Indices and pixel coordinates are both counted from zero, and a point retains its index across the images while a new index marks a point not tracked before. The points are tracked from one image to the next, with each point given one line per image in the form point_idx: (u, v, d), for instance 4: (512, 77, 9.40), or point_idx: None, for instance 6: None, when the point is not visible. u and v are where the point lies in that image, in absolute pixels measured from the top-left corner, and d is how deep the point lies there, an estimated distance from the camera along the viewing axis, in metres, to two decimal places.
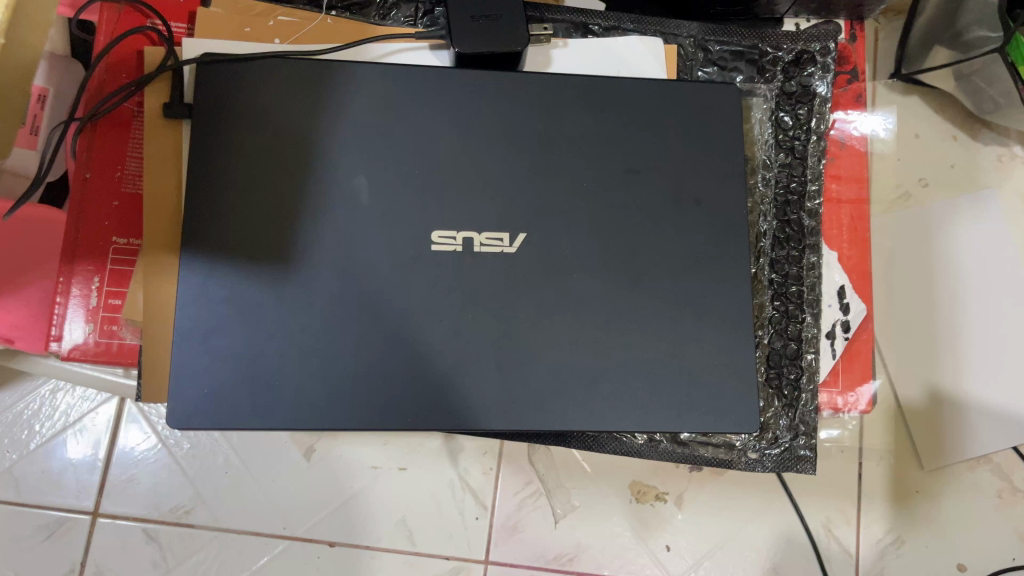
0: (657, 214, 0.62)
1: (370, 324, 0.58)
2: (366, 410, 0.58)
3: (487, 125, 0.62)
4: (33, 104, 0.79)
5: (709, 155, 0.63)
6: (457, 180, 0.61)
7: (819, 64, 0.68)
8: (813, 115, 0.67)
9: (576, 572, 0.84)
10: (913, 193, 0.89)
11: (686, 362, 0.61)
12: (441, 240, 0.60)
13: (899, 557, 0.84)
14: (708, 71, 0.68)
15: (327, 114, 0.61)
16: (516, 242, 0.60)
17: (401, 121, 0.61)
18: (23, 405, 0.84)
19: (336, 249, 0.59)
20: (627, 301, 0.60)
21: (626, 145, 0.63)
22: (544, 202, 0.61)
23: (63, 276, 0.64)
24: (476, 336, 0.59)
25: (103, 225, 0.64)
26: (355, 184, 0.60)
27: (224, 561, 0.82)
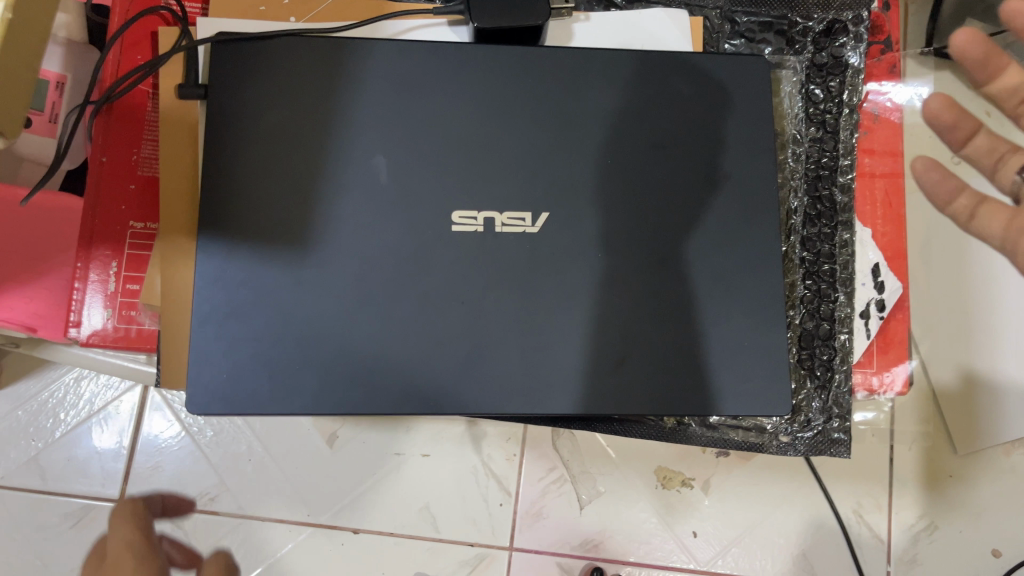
0: (685, 192, 0.60)
1: (391, 307, 0.57)
2: (387, 395, 0.57)
3: (509, 101, 0.60)
4: (51, 91, 0.78)
5: (737, 131, 0.61)
6: (478, 159, 0.59)
7: (852, 34, 0.65)
8: (845, 87, 0.65)
9: (602, 558, 0.83)
10: None
11: (715, 344, 0.59)
12: (462, 220, 0.58)
13: (931, 543, 0.82)
14: (735, 44, 0.66)
15: (344, 93, 0.59)
16: (538, 222, 0.58)
17: (419, 99, 0.60)
18: (48, 394, 0.84)
19: (356, 232, 0.58)
20: (654, 281, 0.59)
21: (652, 120, 0.61)
22: (567, 180, 0.59)
23: (81, 261, 0.63)
24: (500, 319, 0.58)
25: (119, 209, 0.64)
26: (374, 165, 0.58)
27: (249, 549, 0.81)
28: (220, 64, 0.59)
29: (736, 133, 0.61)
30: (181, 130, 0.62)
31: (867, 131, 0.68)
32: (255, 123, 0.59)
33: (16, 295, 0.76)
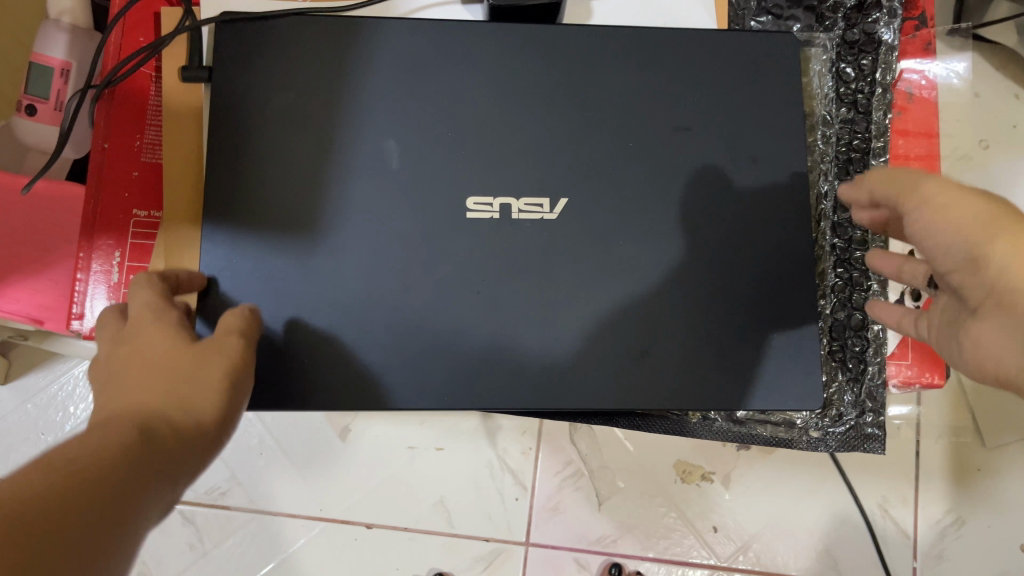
0: (711, 175, 0.57)
1: (403, 297, 0.55)
2: (399, 389, 0.55)
3: (525, 82, 0.58)
4: (56, 79, 0.76)
5: (766, 111, 0.59)
6: (494, 143, 0.57)
7: (886, 9, 0.62)
8: (878, 65, 0.62)
9: (620, 554, 0.80)
10: (973, 154, 0.76)
11: (742, 334, 0.56)
12: (477, 207, 0.56)
13: (959, 538, 0.80)
14: (762, 21, 0.63)
15: (354, 75, 0.57)
16: (557, 208, 0.56)
17: (432, 80, 0.57)
18: (57, 387, 0.82)
19: (366, 218, 0.55)
20: (678, 269, 0.56)
21: (676, 101, 0.58)
22: (586, 164, 0.57)
23: (84, 251, 0.61)
24: (517, 309, 0.55)
25: (123, 197, 0.62)
26: (385, 149, 0.56)
27: (260, 544, 0.79)
28: (226, 44, 0.57)
29: (764, 112, 0.58)
30: (185, 115, 0.60)
31: (902, 111, 0.64)
32: (260, 105, 0.56)
33: (22, 287, 0.74)
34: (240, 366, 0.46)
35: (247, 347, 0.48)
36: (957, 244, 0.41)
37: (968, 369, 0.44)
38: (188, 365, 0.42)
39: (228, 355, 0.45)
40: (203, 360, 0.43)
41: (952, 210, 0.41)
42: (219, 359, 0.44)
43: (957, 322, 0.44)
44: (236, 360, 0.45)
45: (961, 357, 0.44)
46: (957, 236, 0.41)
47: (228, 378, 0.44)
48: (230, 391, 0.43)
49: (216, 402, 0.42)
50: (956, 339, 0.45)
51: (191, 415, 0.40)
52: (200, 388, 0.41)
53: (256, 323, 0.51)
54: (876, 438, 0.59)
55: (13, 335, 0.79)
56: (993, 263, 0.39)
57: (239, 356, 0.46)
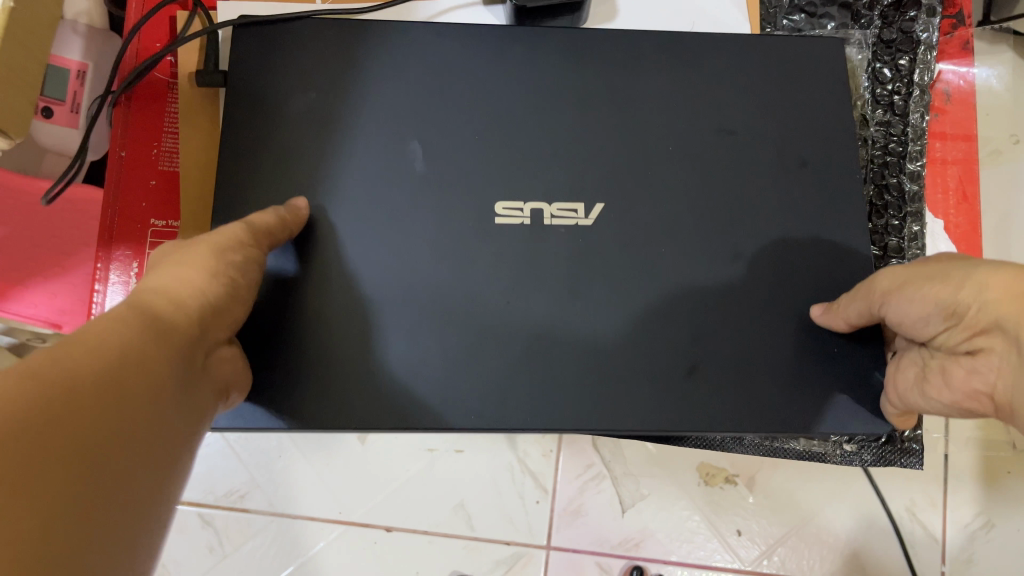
0: (741, 173, 0.55)
1: (431, 304, 0.52)
2: (422, 406, 0.51)
3: (547, 81, 0.57)
4: (73, 80, 0.75)
5: (800, 110, 0.57)
6: (521, 146, 0.55)
7: (924, 7, 0.60)
8: (916, 64, 0.60)
9: (643, 558, 0.78)
10: (1003, 150, 0.73)
11: (785, 353, 0.53)
12: (506, 212, 0.54)
13: (990, 542, 0.77)
14: (794, 19, 0.61)
15: (376, 81, 0.56)
16: (592, 213, 0.54)
17: (455, 86, 0.56)
18: None
19: (391, 223, 0.53)
20: (710, 272, 0.54)
21: (705, 99, 0.57)
22: (611, 165, 0.55)
23: (101, 261, 0.60)
24: (547, 318, 0.53)
25: (141, 207, 0.60)
26: (410, 152, 0.55)
27: (280, 547, 0.78)
28: (248, 52, 0.56)
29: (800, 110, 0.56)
30: (201, 122, 0.60)
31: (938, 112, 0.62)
32: (280, 109, 0.55)
33: (41, 290, 0.73)
34: (233, 246, 0.44)
35: (247, 222, 0.46)
36: (933, 308, 0.44)
37: (959, 401, 0.45)
38: (172, 257, 0.41)
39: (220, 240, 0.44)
40: (192, 249, 0.42)
41: (913, 284, 0.46)
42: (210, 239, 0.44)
43: (936, 365, 0.47)
44: (231, 243, 0.44)
45: (951, 391, 0.45)
46: (930, 300, 0.44)
47: (222, 253, 0.43)
48: (219, 268, 0.42)
49: (211, 277, 0.41)
50: (937, 377, 0.46)
51: (188, 296, 0.39)
52: (189, 268, 0.40)
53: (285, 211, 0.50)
54: (915, 451, 0.57)
55: (31, 336, 0.81)
56: (969, 299, 0.42)
57: (234, 236, 0.45)
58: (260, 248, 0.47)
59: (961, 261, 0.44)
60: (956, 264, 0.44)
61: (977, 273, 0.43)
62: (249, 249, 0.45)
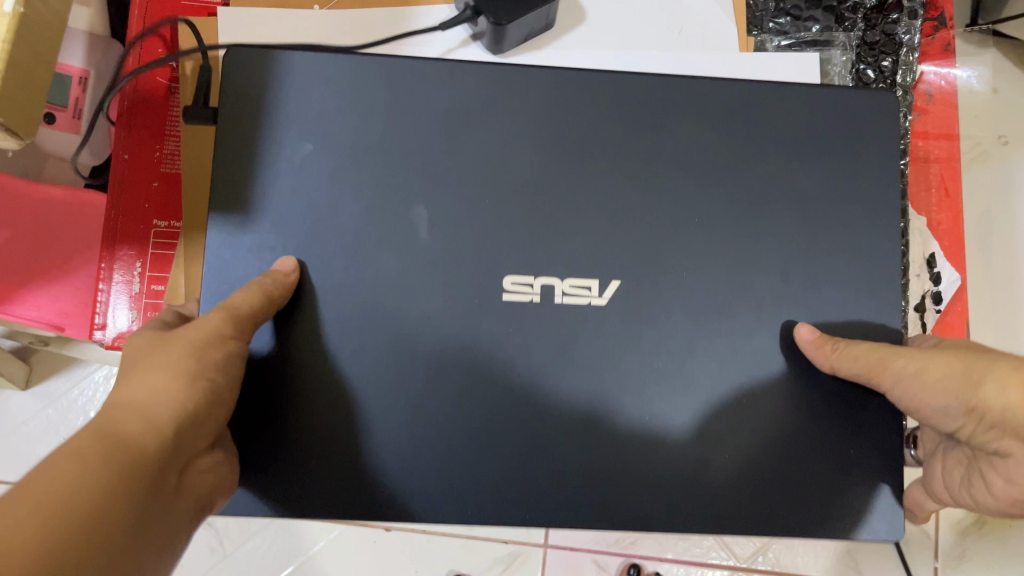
0: (768, 204, 0.47)
1: (429, 402, 0.45)
2: (410, 513, 0.44)
3: (569, 118, 0.47)
4: (74, 87, 0.76)
5: (842, 118, 0.48)
6: (530, 206, 0.46)
7: (906, 10, 0.62)
8: (900, 66, 0.61)
9: (638, 555, 0.80)
10: (992, 152, 0.75)
11: (821, 435, 0.46)
12: (514, 286, 0.45)
13: (984, 540, 0.78)
14: (780, 22, 0.63)
15: (361, 126, 0.46)
16: (608, 292, 0.45)
17: (458, 131, 0.46)
18: (77, 393, 0.87)
19: (381, 308, 0.45)
20: (738, 333, 0.46)
21: (733, 114, 0.48)
22: (625, 204, 0.46)
23: (105, 261, 0.61)
24: (561, 415, 0.45)
25: (144, 208, 0.62)
26: (407, 213, 0.45)
27: (280, 547, 0.80)
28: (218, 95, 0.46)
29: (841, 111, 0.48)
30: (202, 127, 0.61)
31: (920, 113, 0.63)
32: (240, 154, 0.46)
33: (42, 293, 0.74)
34: (210, 345, 0.39)
35: (228, 308, 0.41)
36: (951, 400, 0.44)
37: (1004, 507, 0.46)
38: (143, 362, 0.37)
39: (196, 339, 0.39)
40: (165, 350, 0.38)
41: (931, 373, 0.44)
42: (186, 334, 0.39)
43: (977, 468, 0.47)
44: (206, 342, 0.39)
45: (996, 498, 0.46)
46: (945, 395, 0.44)
47: (199, 351, 0.38)
48: (196, 374, 0.38)
49: (182, 389, 0.36)
50: (981, 482, 0.47)
51: (160, 418, 0.35)
52: (157, 380, 0.36)
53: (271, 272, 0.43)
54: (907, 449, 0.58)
55: (34, 340, 0.82)
56: (988, 398, 0.42)
57: (210, 331, 0.40)
58: (241, 337, 0.42)
59: (983, 356, 0.43)
60: (973, 360, 0.43)
61: (994, 372, 0.42)
62: (227, 344, 0.40)
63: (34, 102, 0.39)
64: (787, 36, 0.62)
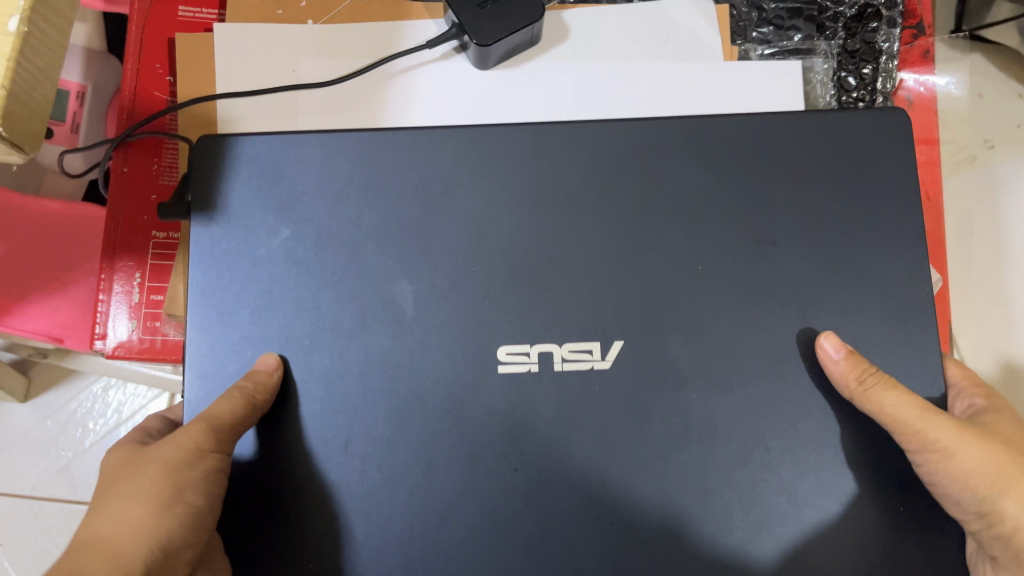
0: (791, 261, 0.44)
1: (422, 481, 0.43)
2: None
3: (568, 175, 0.45)
4: (73, 102, 0.78)
5: (863, 162, 0.45)
6: (526, 273, 0.44)
7: (884, 18, 0.63)
8: (880, 73, 0.63)
9: None
10: (979, 156, 0.76)
11: (856, 513, 0.42)
12: (510, 357, 0.43)
13: None
14: (763, 32, 0.64)
15: (352, 198, 0.45)
16: (610, 354, 0.43)
17: (451, 196, 0.45)
18: (76, 404, 0.88)
19: (370, 387, 0.43)
20: (760, 400, 0.43)
21: (743, 163, 0.45)
22: (631, 261, 0.44)
23: (104, 272, 0.62)
24: (566, 492, 0.42)
25: (142, 219, 0.62)
26: (397, 283, 0.44)
27: None
28: (204, 176, 0.45)
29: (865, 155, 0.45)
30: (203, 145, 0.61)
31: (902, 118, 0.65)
32: (235, 216, 0.45)
33: (42, 306, 0.75)
34: (186, 463, 0.40)
35: (205, 418, 0.41)
36: (971, 493, 0.42)
37: None
38: (119, 490, 0.39)
39: (173, 456, 0.40)
40: (143, 475, 0.40)
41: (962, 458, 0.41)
42: (166, 453, 0.40)
43: None
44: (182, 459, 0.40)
45: None
46: (971, 488, 0.42)
47: (173, 475, 0.40)
48: (170, 500, 0.39)
49: (153, 522, 0.38)
50: None
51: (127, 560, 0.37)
52: (129, 514, 0.38)
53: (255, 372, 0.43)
54: None
55: (33, 352, 0.84)
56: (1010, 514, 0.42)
57: (186, 447, 0.40)
58: (224, 445, 0.42)
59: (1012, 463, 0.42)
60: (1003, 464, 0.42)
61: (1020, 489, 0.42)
62: (206, 456, 0.41)
63: (36, 118, 0.40)
64: (770, 44, 0.64)
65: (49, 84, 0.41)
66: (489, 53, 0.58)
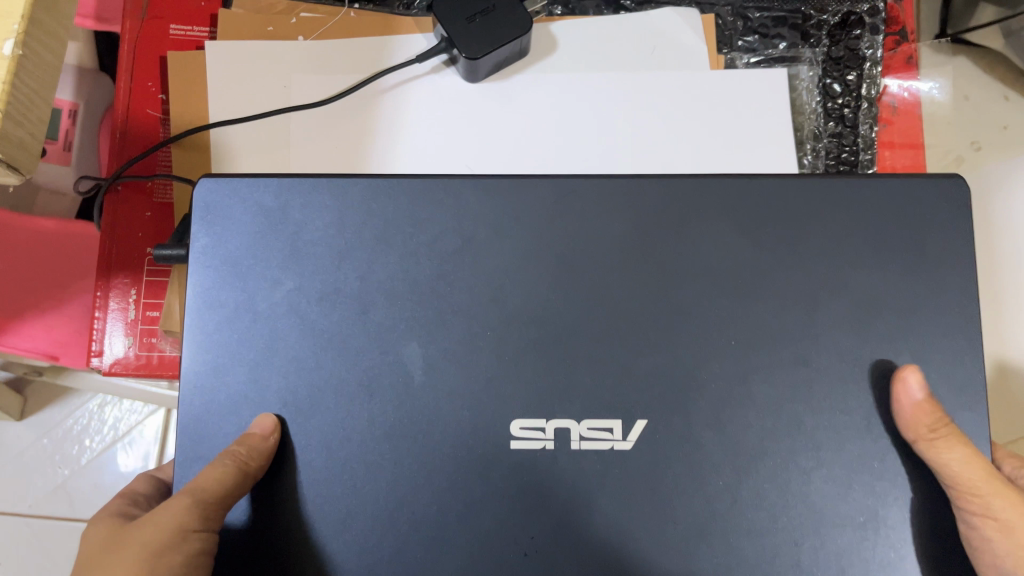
0: (823, 325, 0.41)
1: (425, 569, 0.40)
2: None
3: (593, 237, 0.42)
4: (65, 120, 0.78)
5: (904, 220, 0.42)
6: (542, 346, 0.41)
7: (868, 26, 0.64)
8: (863, 80, 0.64)
9: None
10: (968, 157, 0.77)
11: None
12: (525, 432, 0.41)
13: None
14: (749, 40, 0.65)
15: (363, 264, 0.42)
16: (632, 434, 0.40)
17: (468, 262, 0.42)
18: (72, 421, 0.88)
19: (375, 455, 0.41)
20: (794, 463, 0.40)
21: (779, 218, 0.42)
22: (655, 331, 0.41)
23: (100, 289, 0.62)
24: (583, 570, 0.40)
25: (137, 236, 0.62)
26: (406, 358, 0.41)
27: None
28: (211, 233, 0.43)
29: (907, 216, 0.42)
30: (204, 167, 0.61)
31: (886, 123, 0.65)
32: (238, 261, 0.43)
33: (37, 325, 0.75)
34: (169, 542, 0.37)
35: (194, 490, 0.38)
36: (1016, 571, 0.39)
37: None
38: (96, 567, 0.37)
39: (155, 540, 0.37)
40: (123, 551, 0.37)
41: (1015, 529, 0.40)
42: (149, 527, 0.38)
43: None
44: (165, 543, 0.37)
45: None
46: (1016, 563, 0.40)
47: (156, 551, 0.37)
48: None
49: None
50: None
51: None
52: None
53: (252, 439, 0.40)
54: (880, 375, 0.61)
55: (29, 370, 0.84)
56: None
57: (170, 523, 0.37)
58: (213, 519, 0.39)
59: None
60: None
61: None
62: (189, 536, 0.37)
63: (33, 139, 0.40)
64: (755, 53, 0.65)
65: (43, 104, 0.41)
66: (478, 65, 0.59)
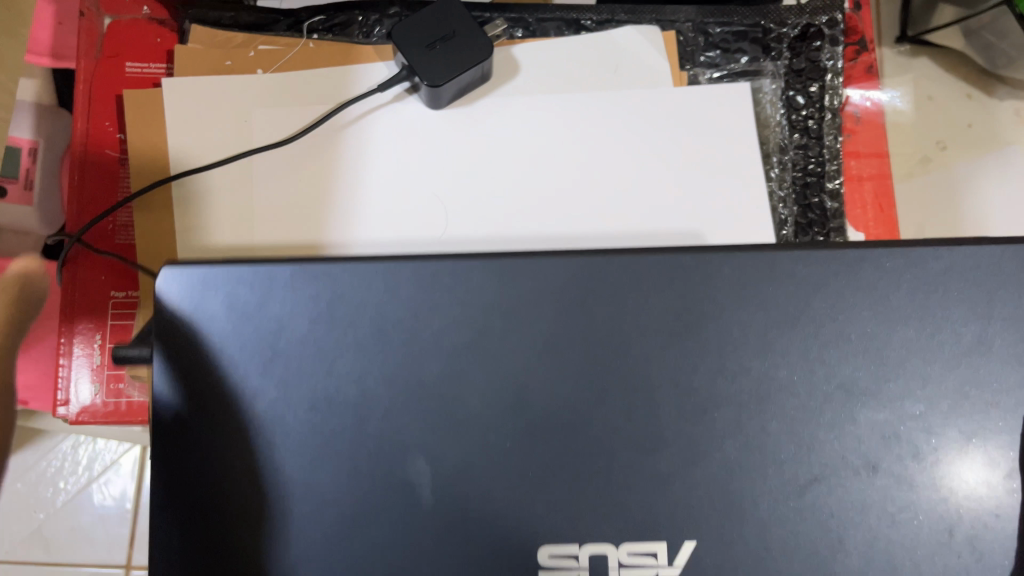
0: (847, 433, 0.38)
1: None
2: None
3: (617, 362, 0.39)
4: (24, 159, 0.76)
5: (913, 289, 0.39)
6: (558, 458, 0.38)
7: (828, 37, 0.64)
8: (825, 91, 0.64)
9: None
10: (933, 156, 0.78)
11: None
12: (555, 560, 0.38)
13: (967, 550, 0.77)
14: (711, 55, 0.65)
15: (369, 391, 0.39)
16: (680, 559, 0.38)
17: (466, 385, 0.39)
18: (45, 464, 0.85)
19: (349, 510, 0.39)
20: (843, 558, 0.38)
21: (774, 313, 0.39)
22: (673, 451, 0.38)
23: (64, 336, 0.61)
24: None
25: (101, 279, 0.61)
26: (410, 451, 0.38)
27: None
28: (180, 382, 0.39)
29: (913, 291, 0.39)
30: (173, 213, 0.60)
31: (850, 133, 0.66)
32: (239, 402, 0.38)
33: None
34: None
35: None
36: None
37: None
38: None
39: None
40: None
41: None
42: None
43: None
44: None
45: None
46: None
47: None
48: None
49: None
50: None
51: None
52: None
53: None
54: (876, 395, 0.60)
55: None
56: None
57: None
58: None
59: None
60: None
61: None
62: None
63: None
64: (718, 68, 0.65)
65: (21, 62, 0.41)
66: (442, 93, 0.59)
